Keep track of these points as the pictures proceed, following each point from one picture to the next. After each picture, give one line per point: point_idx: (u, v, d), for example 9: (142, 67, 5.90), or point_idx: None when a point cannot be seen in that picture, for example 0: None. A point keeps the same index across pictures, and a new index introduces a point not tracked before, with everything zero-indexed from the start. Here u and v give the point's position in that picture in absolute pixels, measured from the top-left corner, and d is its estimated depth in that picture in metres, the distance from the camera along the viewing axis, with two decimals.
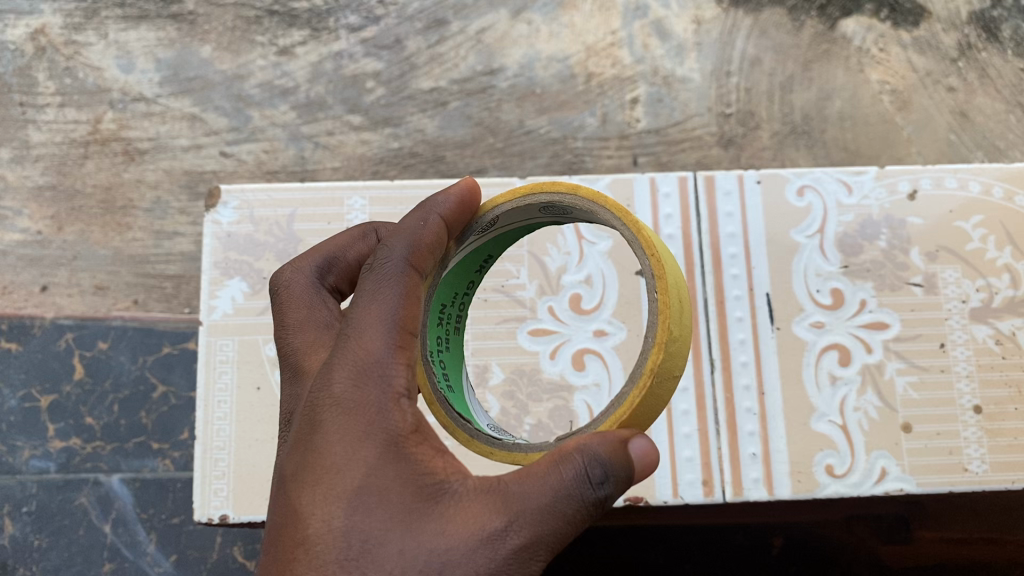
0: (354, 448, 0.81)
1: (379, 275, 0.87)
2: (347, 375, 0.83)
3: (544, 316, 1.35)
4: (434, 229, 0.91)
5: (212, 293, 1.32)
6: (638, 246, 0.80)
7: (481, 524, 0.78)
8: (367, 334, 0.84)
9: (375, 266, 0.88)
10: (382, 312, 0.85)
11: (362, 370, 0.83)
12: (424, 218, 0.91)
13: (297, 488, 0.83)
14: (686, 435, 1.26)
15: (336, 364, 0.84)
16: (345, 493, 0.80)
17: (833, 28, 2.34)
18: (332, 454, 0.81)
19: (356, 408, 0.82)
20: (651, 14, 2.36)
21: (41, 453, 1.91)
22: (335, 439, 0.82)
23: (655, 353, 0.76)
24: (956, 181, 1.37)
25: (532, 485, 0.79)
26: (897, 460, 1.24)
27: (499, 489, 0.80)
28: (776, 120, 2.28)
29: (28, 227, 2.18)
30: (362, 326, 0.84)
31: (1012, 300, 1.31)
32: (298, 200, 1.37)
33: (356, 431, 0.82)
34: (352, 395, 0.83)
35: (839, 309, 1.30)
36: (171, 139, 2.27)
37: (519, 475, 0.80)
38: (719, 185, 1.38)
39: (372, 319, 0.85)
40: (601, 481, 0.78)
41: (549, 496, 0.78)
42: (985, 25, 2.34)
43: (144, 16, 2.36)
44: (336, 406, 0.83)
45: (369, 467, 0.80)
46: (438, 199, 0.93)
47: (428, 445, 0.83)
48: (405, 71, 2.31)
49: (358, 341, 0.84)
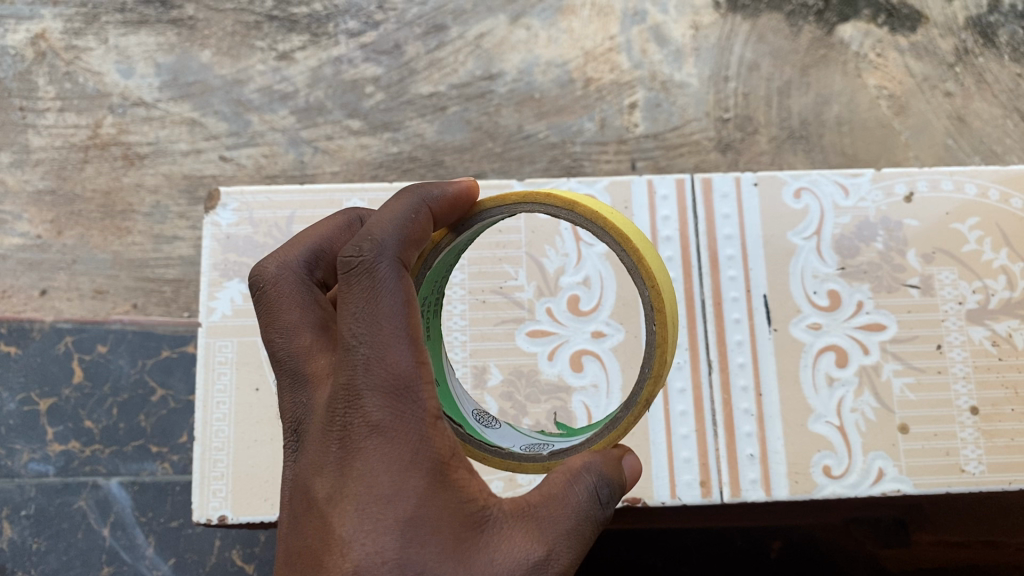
0: (397, 475, 0.80)
1: (385, 281, 0.83)
2: (380, 398, 0.81)
3: (542, 318, 1.35)
4: (422, 222, 0.89)
5: (211, 295, 1.33)
6: (638, 277, 0.82)
7: (526, 551, 0.80)
8: (394, 355, 0.82)
9: (377, 270, 0.84)
10: (402, 327, 0.82)
11: (396, 393, 0.82)
12: (414, 206, 0.89)
13: (335, 515, 0.81)
14: (684, 436, 1.26)
15: (365, 385, 0.82)
16: (393, 523, 0.79)
17: (831, 33, 2.35)
18: (375, 482, 0.80)
19: (395, 434, 0.81)
20: (650, 19, 2.37)
21: (39, 457, 1.91)
22: (375, 466, 0.81)
23: (650, 385, 0.83)
24: (953, 184, 1.38)
25: (568, 513, 0.82)
26: (894, 460, 1.24)
27: (534, 515, 0.83)
28: (774, 125, 2.29)
29: (28, 231, 2.19)
30: (387, 345, 0.82)
31: (1009, 301, 1.31)
32: (297, 202, 1.38)
33: (398, 459, 0.81)
34: (389, 420, 0.81)
35: (836, 310, 1.31)
36: (170, 143, 2.28)
37: (550, 499, 0.83)
38: (716, 187, 1.38)
39: (395, 336, 0.82)
40: (609, 499, 0.84)
41: (580, 519, 0.82)
42: (982, 30, 2.35)
43: (144, 21, 2.37)
44: (375, 431, 0.81)
45: (414, 495, 0.80)
46: (431, 192, 0.91)
47: (463, 467, 0.84)
48: (404, 76, 2.32)
49: (386, 361, 0.82)
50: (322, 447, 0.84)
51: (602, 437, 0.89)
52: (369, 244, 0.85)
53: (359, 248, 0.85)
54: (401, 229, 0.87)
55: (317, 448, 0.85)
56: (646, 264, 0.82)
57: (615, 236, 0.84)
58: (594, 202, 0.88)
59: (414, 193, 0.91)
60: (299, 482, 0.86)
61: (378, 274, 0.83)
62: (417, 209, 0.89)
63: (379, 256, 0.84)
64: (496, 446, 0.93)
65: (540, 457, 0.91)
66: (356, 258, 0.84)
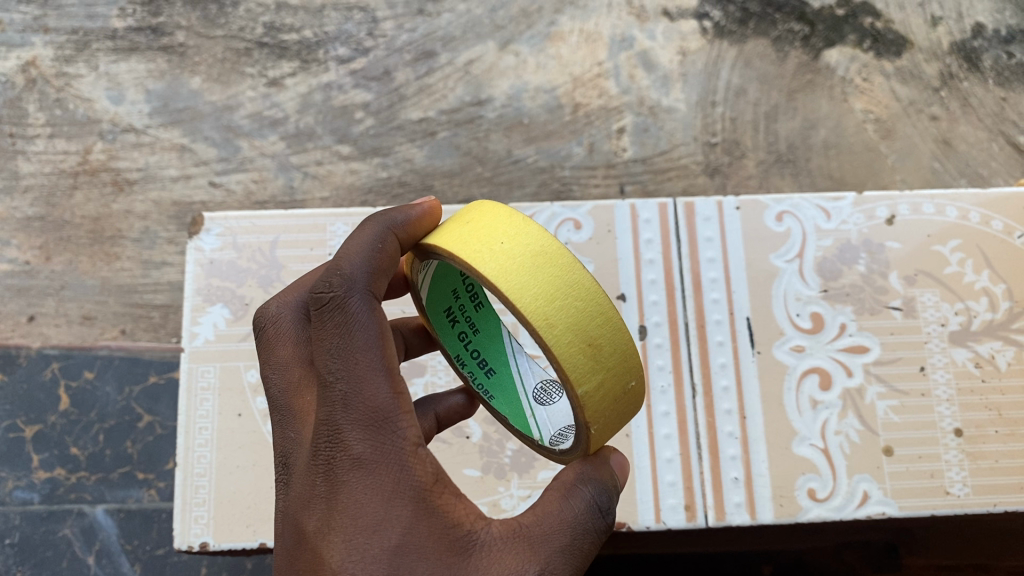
0: (382, 504, 0.77)
1: (353, 319, 0.82)
2: (359, 431, 0.79)
3: (526, 342, 1.32)
4: (390, 249, 0.88)
5: (194, 320, 1.33)
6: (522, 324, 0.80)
7: (516, 569, 0.77)
8: (372, 387, 0.79)
9: (349, 306, 0.82)
10: (377, 360, 0.80)
11: (376, 424, 0.79)
12: (381, 232, 0.88)
13: (324, 547, 0.78)
14: (668, 460, 1.26)
15: (344, 417, 0.79)
16: (381, 552, 0.76)
17: (816, 58, 2.38)
18: (361, 512, 0.77)
19: (377, 464, 0.78)
20: (637, 45, 2.40)
21: (24, 484, 1.90)
22: (360, 497, 0.78)
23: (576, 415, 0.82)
24: (933, 207, 1.39)
25: (560, 530, 0.81)
26: (879, 483, 1.23)
27: (527, 535, 0.80)
28: (761, 149, 2.30)
29: (16, 257, 2.18)
30: (364, 378, 0.80)
31: (992, 323, 1.32)
32: (281, 227, 1.38)
33: (382, 490, 0.78)
34: (370, 451, 0.78)
35: (818, 333, 1.31)
36: (160, 169, 2.28)
37: (542, 517, 0.81)
38: (699, 211, 1.40)
39: (373, 369, 0.80)
40: (607, 509, 0.83)
41: (573, 534, 0.81)
42: (966, 55, 2.38)
43: (134, 48, 2.39)
44: (356, 464, 0.78)
45: (401, 524, 0.77)
46: (396, 217, 0.89)
47: (449, 492, 0.81)
48: (394, 102, 2.33)
49: (365, 394, 0.79)
50: (307, 482, 0.81)
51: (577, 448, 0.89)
52: (339, 280, 0.83)
53: (328, 284, 0.83)
54: (371, 259, 0.86)
55: (302, 484, 0.82)
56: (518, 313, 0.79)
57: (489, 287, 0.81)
58: (481, 236, 0.84)
59: (378, 219, 0.89)
60: (287, 519, 0.82)
61: (352, 309, 0.82)
62: (383, 236, 0.87)
63: (352, 291, 0.83)
64: (533, 432, 1.00)
65: (552, 454, 0.95)
66: (327, 295, 0.82)
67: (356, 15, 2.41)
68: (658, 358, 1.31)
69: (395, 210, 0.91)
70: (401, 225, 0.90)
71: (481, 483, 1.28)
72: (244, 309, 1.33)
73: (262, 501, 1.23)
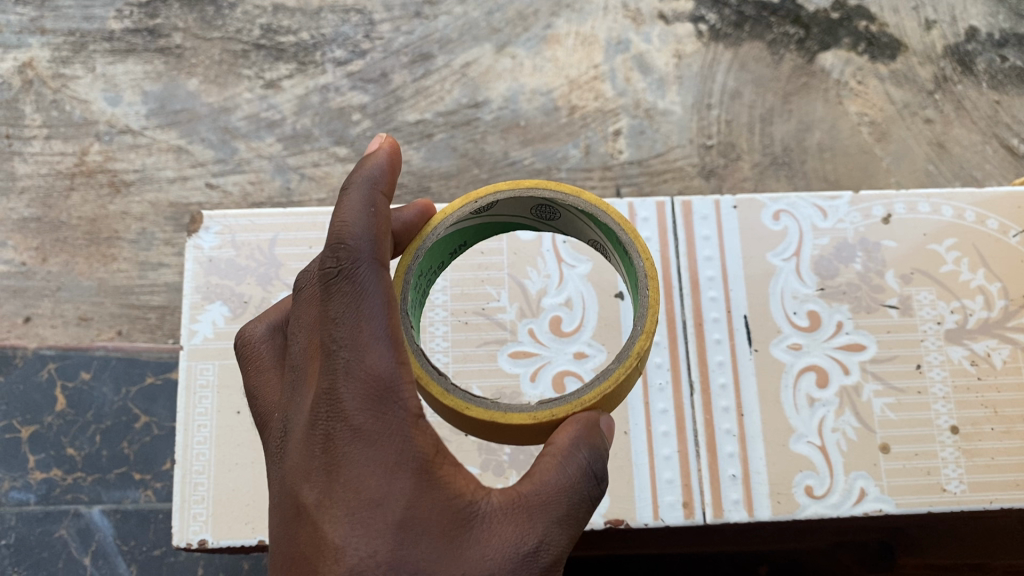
0: (384, 476, 0.77)
1: (355, 286, 0.79)
2: (361, 400, 0.77)
3: (525, 338, 1.29)
4: (383, 207, 0.85)
5: (192, 318, 1.30)
6: (634, 248, 0.86)
7: (516, 543, 0.77)
8: (374, 356, 0.77)
9: (357, 276, 0.80)
10: (380, 328, 0.78)
11: (378, 394, 0.77)
12: (370, 197, 0.84)
13: (326, 522, 0.77)
14: (666, 457, 1.24)
15: (346, 387, 0.78)
16: (384, 526, 0.75)
17: (811, 62, 2.39)
18: (363, 485, 0.77)
19: (380, 436, 0.77)
20: (633, 48, 2.41)
21: (20, 485, 1.90)
22: (361, 468, 0.77)
23: (643, 340, 0.82)
24: (929, 206, 1.38)
25: (557, 500, 0.80)
26: (875, 480, 1.23)
27: (525, 505, 0.79)
28: (756, 152, 2.31)
29: (13, 258, 2.19)
30: (365, 347, 0.78)
31: (987, 321, 1.31)
32: (280, 224, 1.34)
33: (383, 462, 0.77)
34: (372, 424, 0.77)
35: (816, 331, 1.30)
36: (157, 170, 2.28)
37: (539, 487, 0.81)
38: (696, 210, 1.37)
39: (375, 336, 0.78)
40: (601, 475, 0.83)
41: (570, 504, 0.81)
42: (960, 58, 2.40)
43: (131, 50, 2.39)
44: (358, 437, 0.77)
45: (402, 496, 0.76)
46: (376, 177, 0.86)
47: (448, 462, 0.80)
48: (391, 104, 2.34)
49: (366, 362, 0.78)
50: (307, 452, 0.80)
51: (589, 388, 0.81)
52: (346, 251, 0.81)
53: (337, 257, 0.81)
54: (371, 225, 0.83)
55: (300, 455, 0.81)
56: (640, 243, 0.86)
57: (613, 219, 0.88)
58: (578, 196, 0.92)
59: (358, 181, 0.85)
60: (286, 490, 0.81)
61: (359, 278, 0.79)
62: (372, 196, 0.84)
63: (358, 262, 0.80)
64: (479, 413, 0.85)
65: (529, 407, 0.80)
66: (333, 267, 0.80)
67: (352, 18, 2.42)
68: (656, 356, 1.29)
69: (370, 164, 0.87)
70: (383, 181, 0.87)
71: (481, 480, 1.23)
72: (243, 307, 1.30)
73: (262, 499, 1.22)
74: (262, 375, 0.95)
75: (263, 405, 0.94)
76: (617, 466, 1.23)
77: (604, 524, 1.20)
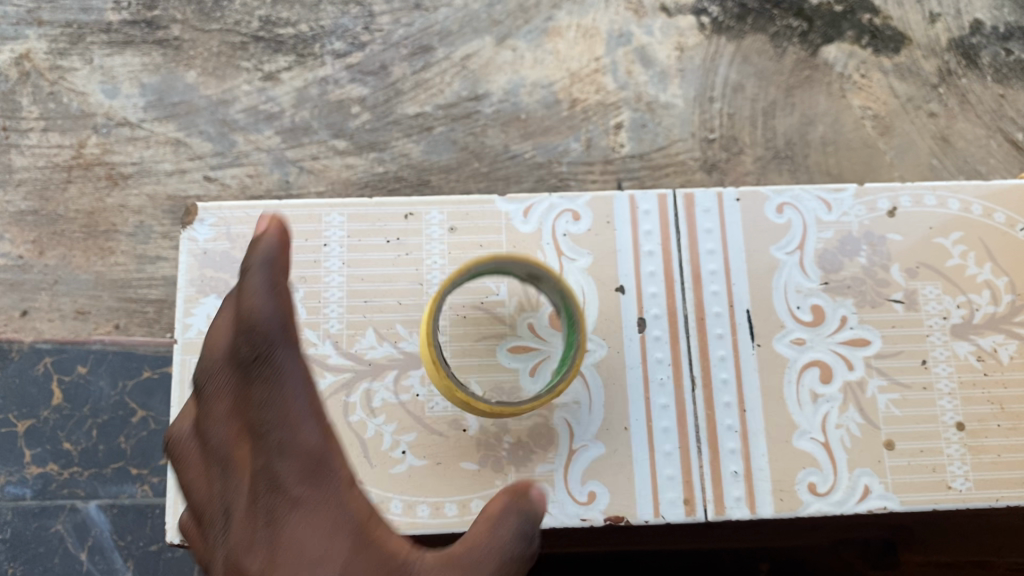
0: (320, 540, 0.81)
1: (282, 371, 0.90)
2: (291, 474, 0.85)
3: (524, 333, 1.27)
4: (285, 284, 0.92)
5: (187, 311, 1.26)
6: None
7: None
8: (304, 432, 0.87)
9: (275, 358, 0.91)
10: (304, 406, 0.89)
11: (305, 467, 0.86)
12: (271, 276, 0.91)
13: None
14: (668, 453, 1.22)
15: (279, 461, 0.86)
16: None
17: (815, 54, 2.37)
18: (302, 550, 0.81)
19: (313, 506, 0.84)
20: (635, 40, 2.38)
21: (16, 480, 1.88)
22: (299, 535, 0.82)
23: None
24: (935, 199, 1.35)
25: (493, 558, 0.80)
26: (880, 477, 1.21)
27: (460, 565, 0.80)
28: (759, 145, 2.29)
29: (10, 251, 2.17)
30: (293, 423, 0.88)
31: (994, 316, 1.29)
32: (275, 217, 1.30)
33: (320, 527, 0.82)
34: (305, 492, 0.85)
35: (819, 326, 1.27)
36: (155, 163, 2.25)
37: (473, 545, 0.81)
38: (698, 203, 1.33)
39: (302, 414, 0.89)
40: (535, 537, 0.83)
41: (504, 563, 0.80)
42: (964, 51, 2.38)
43: (129, 42, 2.35)
44: (293, 506, 0.84)
45: (337, 560, 0.80)
46: (273, 256, 0.92)
47: (379, 526, 0.85)
48: (391, 97, 2.32)
49: (295, 439, 0.87)
50: (249, 524, 0.85)
51: None
52: (261, 335, 0.91)
53: (251, 340, 0.91)
54: (286, 307, 0.92)
55: (240, 532, 0.85)
56: None
57: None
58: None
59: (257, 263, 0.91)
60: (229, 565, 0.84)
61: (278, 361, 0.91)
62: (274, 278, 0.91)
63: (273, 344, 0.91)
64: None
65: None
66: (250, 353, 0.91)
67: (352, 9, 2.39)
68: (657, 351, 1.26)
69: (263, 244, 0.92)
70: (280, 258, 0.92)
71: (479, 477, 1.20)
72: None
73: None
74: (193, 464, 0.97)
75: (197, 492, 0.96)
76: (618, 462, 1.21)
77: (604, 521, 1.19)
